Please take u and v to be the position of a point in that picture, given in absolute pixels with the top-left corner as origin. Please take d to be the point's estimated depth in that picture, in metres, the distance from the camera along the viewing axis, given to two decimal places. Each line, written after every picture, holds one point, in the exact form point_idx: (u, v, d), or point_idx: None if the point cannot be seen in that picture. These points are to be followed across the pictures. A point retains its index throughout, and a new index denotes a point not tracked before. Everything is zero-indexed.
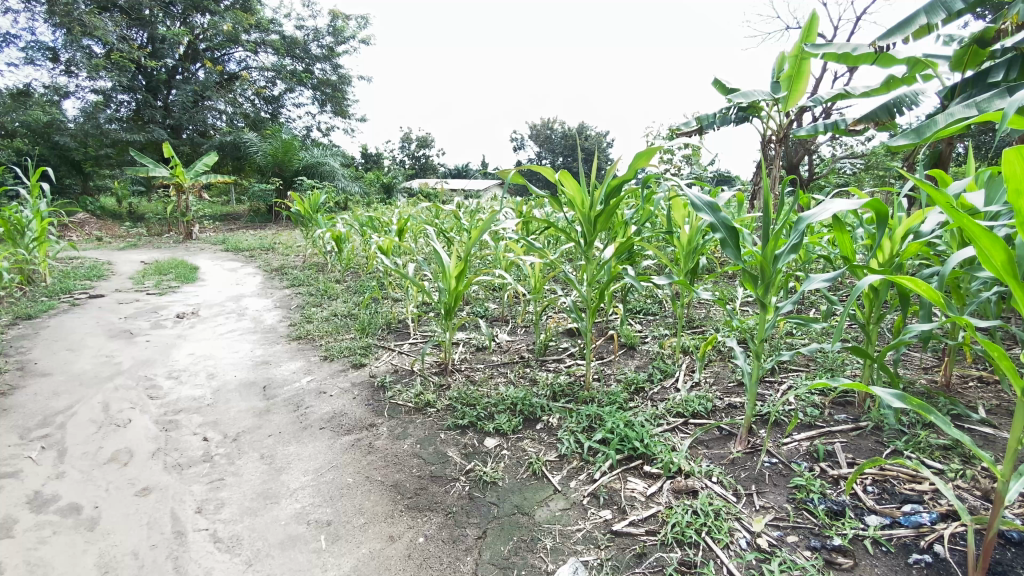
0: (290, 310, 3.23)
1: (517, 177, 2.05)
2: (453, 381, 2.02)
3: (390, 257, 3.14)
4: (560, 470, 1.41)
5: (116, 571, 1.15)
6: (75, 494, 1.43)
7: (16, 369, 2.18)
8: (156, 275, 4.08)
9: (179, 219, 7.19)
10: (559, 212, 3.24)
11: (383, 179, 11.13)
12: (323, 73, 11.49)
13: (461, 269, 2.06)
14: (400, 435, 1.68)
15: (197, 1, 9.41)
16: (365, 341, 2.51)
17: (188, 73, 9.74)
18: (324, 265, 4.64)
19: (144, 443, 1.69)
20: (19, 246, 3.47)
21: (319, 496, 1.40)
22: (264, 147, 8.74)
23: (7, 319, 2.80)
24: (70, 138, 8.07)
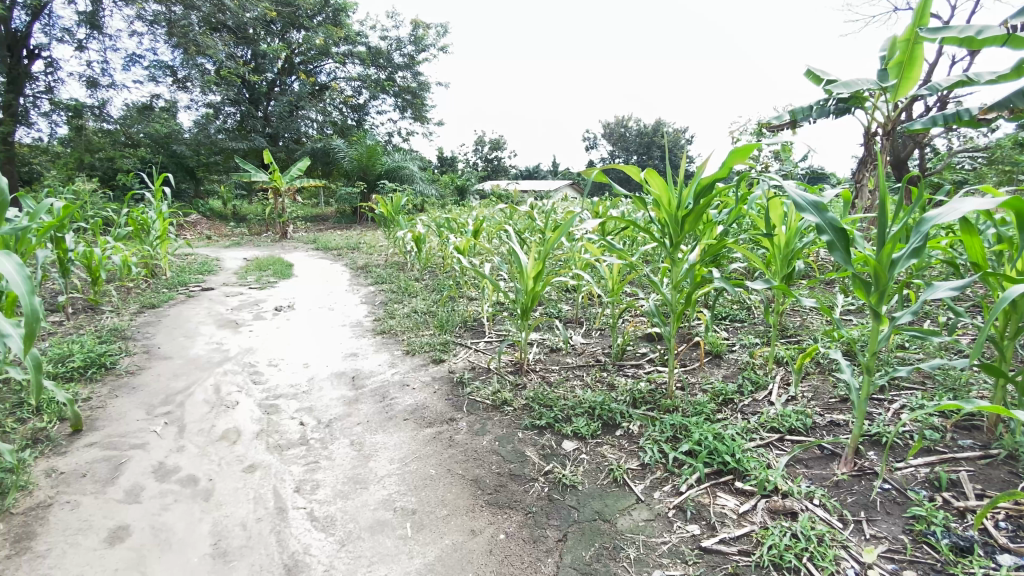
0: (374, 306, 3.41)
1: (600, 176, 2.01)
2: (529, 381, 2.03)
3: (467, 257, 3.22)
4: (642, 479, 1.37)
5: (228, 540, 1.27)
6: (192, 467, 1.59)
7: (143, 352, 2.47)
8: (257, 271, 4.47)
9: (276, 220, 7.82)
10: (637, 211, 3.16)
11: (457, 182, 11.47)
12: (405, 80, 12.04)
13: (539, 269, 2.05)
14: (479, 431, 1.71)
15: (294, 19, 10.20)
16: (443, 338, 2.59)
17: (285, 85, 10.57)
18: (404, 264, 4.85)
19: (249, 424, 1.85)
20: (146, 242, 3.94)
21: (404, 484, 1.46)
22: (350, 152, 9.29)
23: (136, 307, 3.17)
24: (186, 147, 9.05)
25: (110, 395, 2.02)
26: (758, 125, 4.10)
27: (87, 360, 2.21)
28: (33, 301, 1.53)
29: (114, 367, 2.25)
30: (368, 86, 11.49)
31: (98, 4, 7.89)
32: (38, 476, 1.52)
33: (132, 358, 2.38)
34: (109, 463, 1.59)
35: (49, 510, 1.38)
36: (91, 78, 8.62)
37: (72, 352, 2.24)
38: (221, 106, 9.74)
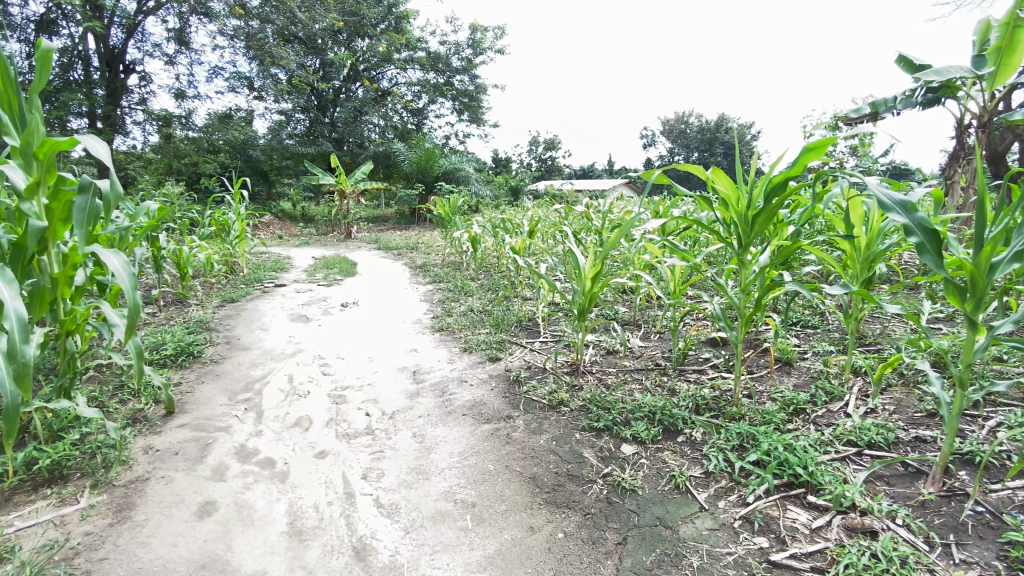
0: (432, 304, 3.52)
1: (662, 176, 1.96)
2: (586, 383, 2.02)
3: (523, 257, 3.25)
4: (706, 487, 1.33)
5: (302, 520, 1.35)
6: (270, 450, 1.70)
7: (225, 343, 2.67)
8: (325, 269, 4.72)
9: (341, 221, 8.22)
10: (698, 211, 3.06)
11: (512, 182, 11.61)
12: (462, 84, 12.31)
13: (597, 270, 2.03)
14: (536, 430, 1.72)
15: (359, 28, 10.67)
16: (499, 337, 2.62)
17: (350, 92, 11.09)
18: (460, 263, 4.97)
19: (319, 413, 1.96)
20: (226, 241, 4.25)
21: (464, 478, 1.50)
22: (410, 155, 9.60)
23: (218, 301, 3.44)
24: (261, 152, 9.70)
25: (197, 381, 2.21)
26: (834, 118, 3.85)
27: (178, 348, 2.42)
28: (135, 295, 1.70)
29: (200, 355, 2.45)
30: (427, 90, 11.84)
31: (186, 23, 8.58)
32: (138, 452, 1.69)
33: (215, 348, 2.58)
34: (197, 443, 1.74)
35: (147, 483, 1.53)
36: (179, 90, 9.40)
37: (165, 341, 2.46)
38: (292, 113, 10.33)
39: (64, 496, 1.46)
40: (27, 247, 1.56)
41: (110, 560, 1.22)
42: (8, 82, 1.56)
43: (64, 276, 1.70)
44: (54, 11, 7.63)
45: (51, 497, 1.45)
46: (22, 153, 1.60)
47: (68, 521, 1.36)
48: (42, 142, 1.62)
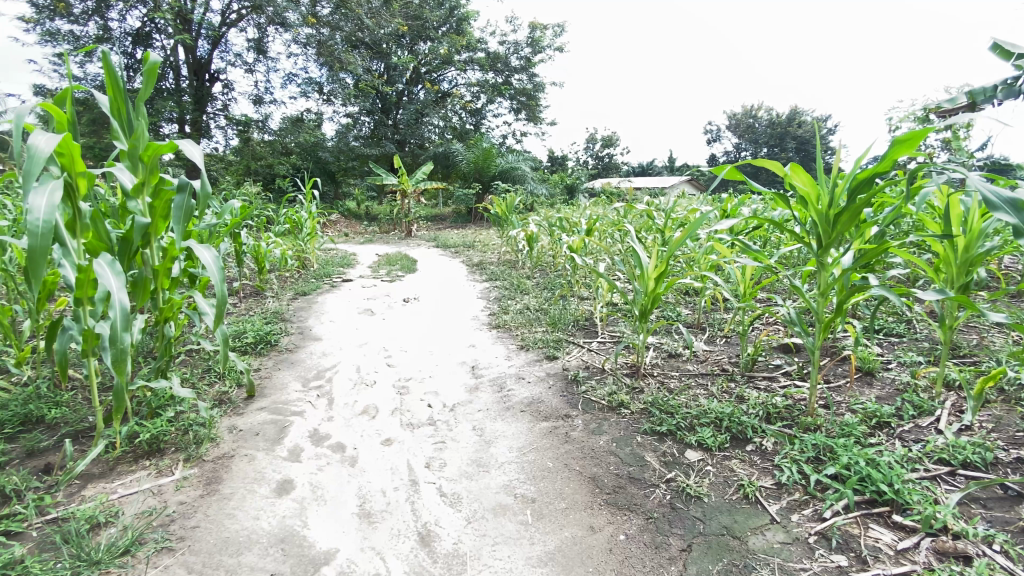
0: (490, 301, 3.57)
1: (734, 173, 1.88)
2: (647, 386, 1.98)
3: (582, 257, 3.22)
4: (778, 500, 1.28)
5: (370, 503, 1.43)
6: (340, 436, 1.80)
7: (298, 333, 2.84)
8: (387, 265, 4.91)
9: (401, 220, 8.51)
10: (769, 210, 2.92)
11: (568, 181, 11.57)
12: (521, 83, 12.41)
13: (661, 271, 1.98)
14: (596, 430, 1.71)
15: (422, 32, 11.01)
16: (557, 336, 2.62)
17: (412, 95, 11.47)
18: (517, 261, 5.01)
19: (385, 403, 2.05)
20: (299, 238, 4.52)
21: (524, 473, 1.51)
22: (468, 155, 9.79)
23: (291, 294, 3.66)
24: (329, 153, 10.21)
25: (275, 368, 2.37)
26: (923, 110, 3.56)
27: (257, 336, 2.60)
28: (223, 287, 1.85)
29: (277, 344, 2.62)
30: (486, 90, 12.04)
31: (264, 33, 9.18)
32: (223, 431, 1.83)
33: (290, 338, 2.75)
34: (275, 425, 1.87)
35: (232, 459, 1.66)
36: (257, 96, 10.07)
37: (246, 329, 2.65)
38: (358, 116, 10.80)
39: (161, 467, 1.61)
40: (133, 241, 1.73)
41: (202, 528, 1.34)
42: (118, 90, 1.73)
43: (163, 267, 1.88)
44: (150, 26, 8.39)
45: (151, 468, 1.61)
46: (129, 156, 1.77)
47: (164, 490, 1.50)
48: (147, 146, 1.79)
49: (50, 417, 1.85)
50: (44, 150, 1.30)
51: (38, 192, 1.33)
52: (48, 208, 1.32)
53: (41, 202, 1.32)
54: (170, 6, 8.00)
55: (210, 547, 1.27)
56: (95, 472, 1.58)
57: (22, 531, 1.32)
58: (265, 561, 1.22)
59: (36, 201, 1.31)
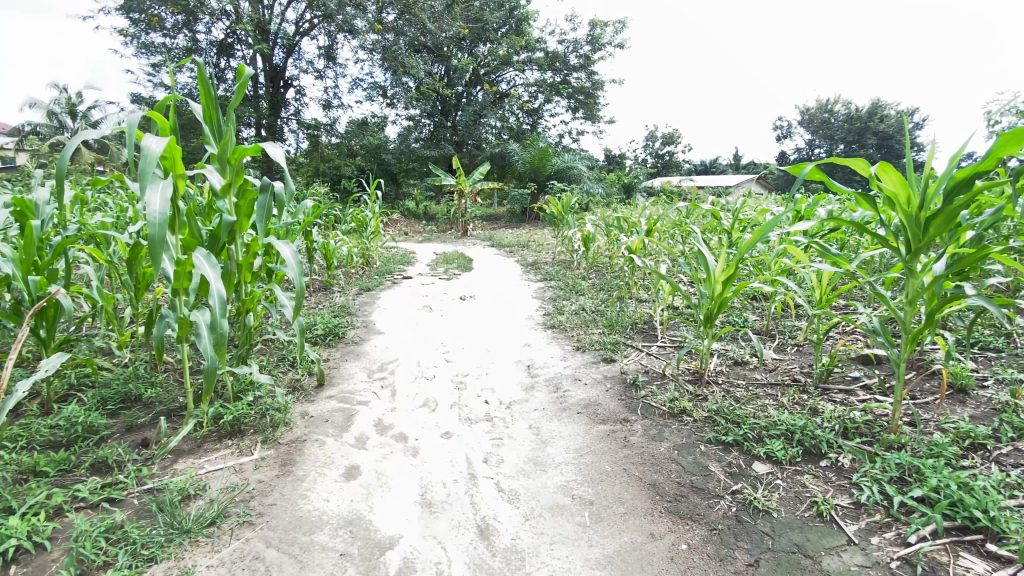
0: (545, 301, 3.58)
1: (814, 172, 1.78)
2: (711, 394, 1.91)
3: (641, 258, 3.16)
4: (856, 520, 1.20)
5: (431, 493, 1.48)
6: (403, 427, 1.87)
7: (363, 327, 2.98)
8: (445, 263, 5.03)
9: (458, 219, 8.69)
10: (848, 212, 2.74)
11: (625, 180, 11.37)
12: (579, 81, 12.34)
13: (730, 274, 1.90)
14: (656, 437, 1.68)
15: (482, 34, 11.18)
16: (615, 338, 2.59)
17: (471, 96, 11.68)
18: (571, 261, 4.99)
19: (444, 398, 2.10)
20: (363, 236, 4.72)
21: (582, 475, 1.51)
22: (524, 155, 9.84)
23: (356, 289, 3.84)
24: (392, 155, 10.60)
25: (342, 359, 2.49)
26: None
27: (326, 329, 2.75)
28: (300, 281, 1.97)
29: (344, 336, 2.76)
30: (543, 90, 12.08)
31: (334, 41, 9.66)
32: (296, 417, 1.96)
33: (355, 331, 2.89)
34: (343, 414, 1.97)
35: (305, 443, 1.77)
36: (326, 101, 10.60)
37: (317, 321, 2.81)
38: (419, 118, 11.14)
39: (242, 447, 1.74)
40: (221, 238, 1.88)
41: (277, 506, 1.44)
42: (210, 98, 1.88)
43: (246, 262, 2.03)
44: (232, 37, 9.03)
45: (233, 447, 1.75)
46: (219, 159, 1.92)
47: (245, 469, 1.62)
48: (234, 150, 1.93)
49: (147, 396, 2.04)
50: (156, 152, 1.45)
51: (152, 190, 1.48)
52: (161, 204, 1.47)
53: (155, 199, 1.47)
54: (250, 18, 8.59)
55: (286, 524, 1.37)
56: (185, 448, 1.73)
57: (124, 498, 1.47)
58: (334, 541, 1.29)
59: (151, 197, 1.46)
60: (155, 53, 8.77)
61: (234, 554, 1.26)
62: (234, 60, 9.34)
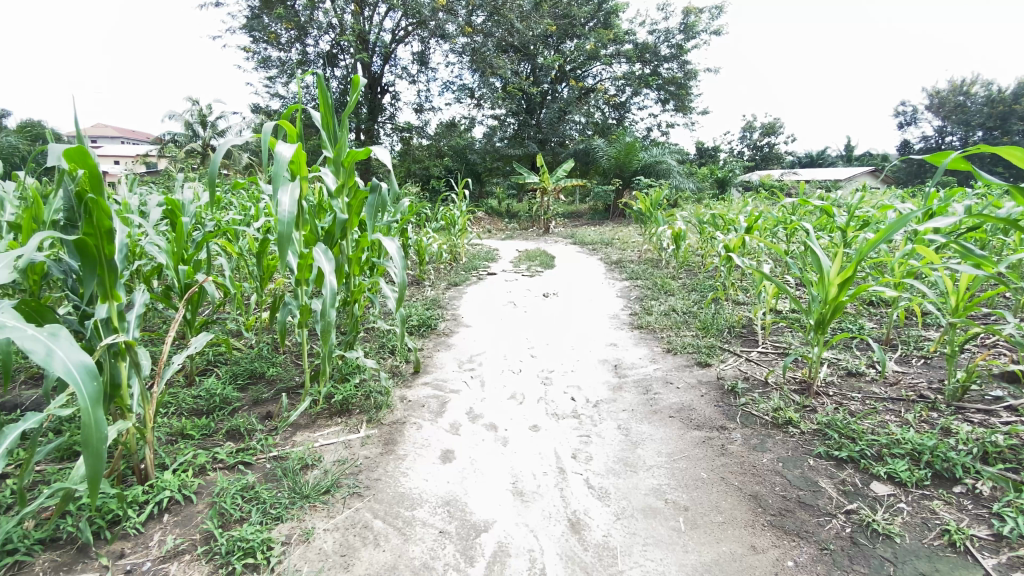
0: (632, 300, 3.51)
1: (955, 163, 1.57)
2: (820, 405, 1.78)
3: (739, 258, 2.98)
4: (997, 554, 1.07)
5: (522, 483, 1.52)
6: (493, 417, 1.94)
7: (453, 320, 3.11)
8: (529, 261, 5.10)
9: (541, 216, 8.75)
10: (992, 208, 2.40)
11: (718, 174, 10.82)
12: (670, 72, 11.94)
13: (847, 276, 1.74)
14: (757, 447, 1.59)
15: (570, 29, 11.15)
16: (709, 341, 2.48)
17: (557, 93, 11.70)
18: (659, 260, 4.83)
19: (532, 392, 2.14)
20: (452, 234, 4.92)
21: (675, 480, 1.47)
22: (610, 150, 9.67)
23: (445, 284, 4.01)
24: (478, 154, 10.90)
25: (435, 349, 2.63)
26: None
27: (421, 320, 2.91)
28: (402, 275, 2.11)
29: (436, 328, 2.91)
30: (631, 83, 11.83)
31: (427, 46, 10.14)
32: (396, 400, 2.10)
33: (446, 323, 3.03)
34: (438, 400, 2.09)
35: (404, 426, 1.90)
36: (418, 104, 11.15)
37: (412, 313, 2.99)
38: (504, 117, 11.21)
39: (350, 425, 1.91)
40: (335, 234, 2.06)
41: (381, 481, 1.56)
42: (328, 107, 2.06)
43: (355, 256, 2.21)
44: (337, 48, 9.79)
45: (343, 424, 1.92)
46: (334, 162, 2.10)
47: (353, 444, 1.78)
48: (347, 153, 2.10)
49: (270, 374, 2.30)
50: (286, 157, 1.63)
51: (283, 192, 1.68)
52: (291, 203, 1.67)
53: (286, 199, 1.67)
54: (353, 30, 9.26)
55: (390, 498, 1.48)
56: (302, 423, 1.93)
57: (256, 462, 1.67)
58: (433, 518, 1.38)
59: (283, 198, 1.66)
60: (272, 67, 9.74)
61: (346, 521, 1.39)
62: (338, 70, 10.10)
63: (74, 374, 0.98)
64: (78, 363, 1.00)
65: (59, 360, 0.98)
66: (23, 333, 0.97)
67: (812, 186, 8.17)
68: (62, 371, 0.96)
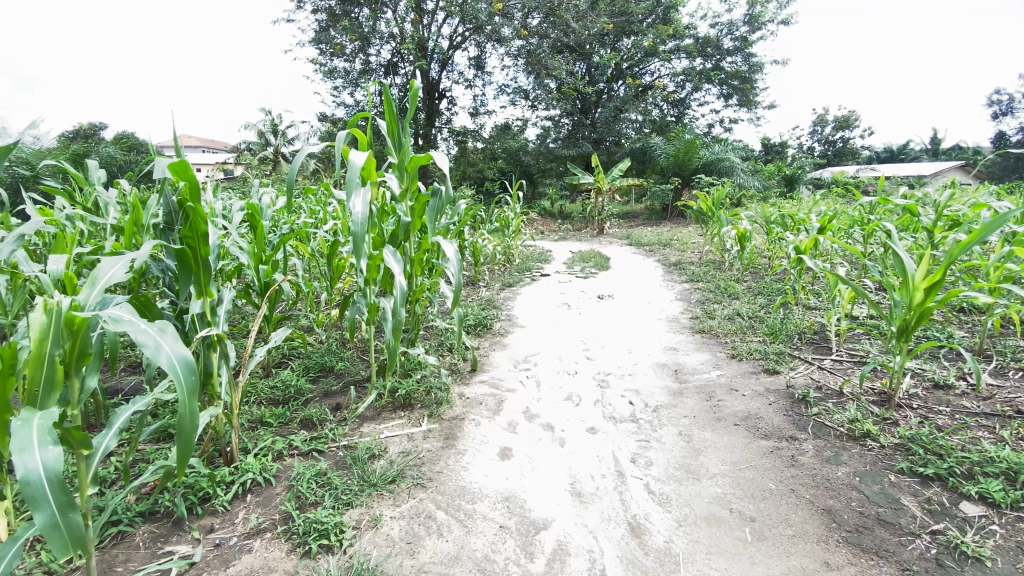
0: (691, 304, 3.41)
1: None
2: (902, 418, 1.67)
3: (810, 260, 2.83)
4: None
5: (581, 484, 1.53)
6: (550, 417, 1.96)
7: (509, 320, 3.16)
8: (583, 262, 5.07)
9: (595, 217, 8.66)
10: None
11: (786, 172, 10.29)
12: (733, 66, 11.50)
13: (935, 280, 1.62)
14: (831, 459, 1.51)
15: (627, 27, 10.98)
16: (777, 347, 2.37)
17: (613, 92, 11.54)
18: (720, 262, 4.66)
19: (589, 394, 2.15)
20: (506, 235, 4.99)
21: (740, 490, 1.43)
22: (668, 149, 9.41)
23: (500, 285, 4.07)
24: (532, 156, 10.95)
25: (492, 348, 2.68)
26: None
27: (478, 320, 2.98)
28: (460, 277, 2.17)
29: (492, 328, 2.97)
30: (691, 78, 11.48)
31: (483, 50, 10.31)
32: (455, 397, 2.17)
33: (502, 323, 3.08)
34: (495, 398, 2.13)
35: (463, 422, 1.96)
36: (474, 108, 11.34)
37: (470, 313, 3.06)
38: (559, 118, 11.17)
39: (413, 419, 1.99)
40: (400, 237, 2.15)
41: (443, 474, 1.62)
42: (394, 115, 2.15)
43: (418, 257, 2.29)
44: (397, 56, 10.14)
45: (406, 418, 2.00)
46: (399, 168, 2.19)
47: (416, 437, 1.85)
48: (411, 159, 2.19)
49: (339, 368, 2.43)
50: (358, 164, 1.72)
51: (356, 197, 1.78)
52: (362, 207, 1.76)
53: (358, 203, 1.76)
54: (413, 38, 9.57)
55: (451, 491, 1.53)
56: (369, 415, 2.03)
57: (328, 450, 1.78)
58: (494, 513, 1.42)
59: (355, 203, 1.76)
60: (337, 77, 10.24)
61: (411, 510, 1.45)
62: (398, 77, 10.46)
63: (175, 366, 1.09)
64: (179, 357, 1.10)
65: (163, 353, 1.08)
66: (137, 326, 1.09)
67: (893, 183, 7.61)
68: (164, 363, 1.06)
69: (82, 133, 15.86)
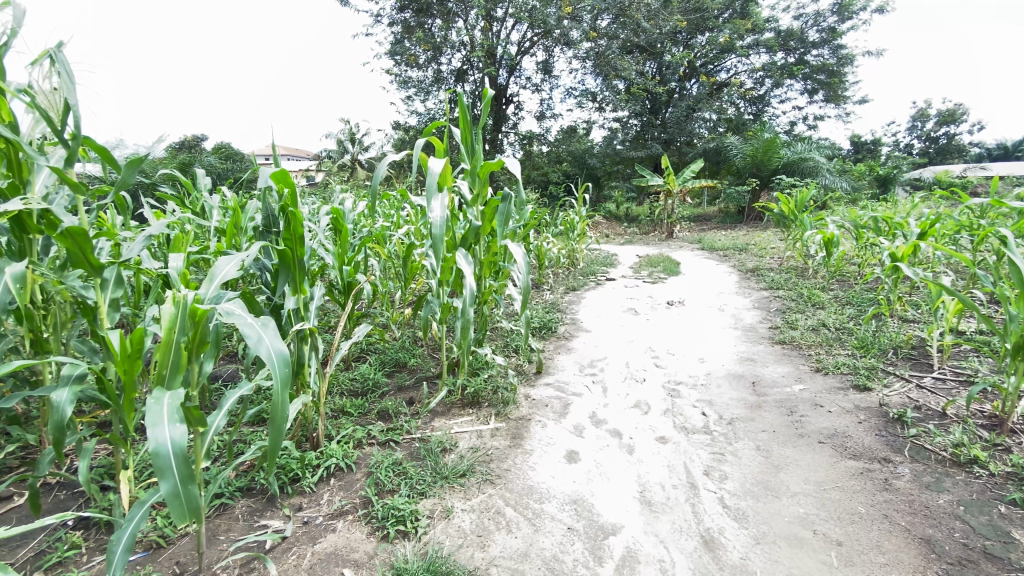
0: (769, 313, 3.23)
1: None
2: (1018, 446, 1.50)
3: (907, 269, 2.60)
4: None
5: (651, 493, 1.51)
6: (617, 424, 1.94)
7: (575, 324, 3.16)
8: (650, 267, 4.95)
9: (664, 221, 8.41)
10: None
11: (879, 172, 9.48)
12: (819, 59, 10.79)
13: None
14: (931, 486, 1.40)
15: (702, 23, 10.59)
16: (868, 361, 2.20)
17: (685, 91, 11.18)
18: (802, 268, 4.38)
19: (658, 402, 2.10)
20: (571, 239, 4.98)
21: (825, 511, 1.35)
22: (745, 149, 8.96)
23: (565, 289, 4.08)
24: (599, 159, 10.83)
25: (558, 352, 2.70)
26: None
27: (543, 323, 3.00)
28: (527, 279, 2.18)
29: (557, 331, 2.98)
30: (772, 74, 10.88)
31: (551, 54, 10.34)
32: (521, 398, 2.21)
33: (568, 327, 3.09)
34: (561, 401, 2.15)
35: (529, 423, 1.99)
36: (541, 112, 11.40)
37: (536, 316, 3.10)
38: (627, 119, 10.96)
39: (480, 416, 2.05)
40: (472, 239, 2.22)
41: (511, 472, 1.67)
42: (467, 122, 2.24)
43: (488, 259, 2.36)
44: (467, 64, 10.41)
45: (475, 415, 2.07)
46: (471, 173, 2.27)
47: (484, 434, 1.91)
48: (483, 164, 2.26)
49: (412, 364, 2.56)
50: (437, 170, 1.81)
51: (434, 201, 1.87)
52: (440, 211, 1.85)
53: (436, 208, 1.85)
54: (483, 45, 9.77)
55: (520, 489, 1.57)
56: (440, 410, 2.12)
57: (403, 441, 1.88)
58: (562, 514, 1.44)
59: (434, 207, 1.85)
60: (410, 86, 10.68)
61: (481, 504, 1.51)
62: (467, 84, 10.73)
63: (272, 358, 1.20)
64: (277, 350, 1.21)
65: (264, 347, 1.20)
66: (245, 321, 1.23)
67: (1011, 182, 6.80)
68: (264, 354, 1.18)
69: (187, 144, 17.62)
